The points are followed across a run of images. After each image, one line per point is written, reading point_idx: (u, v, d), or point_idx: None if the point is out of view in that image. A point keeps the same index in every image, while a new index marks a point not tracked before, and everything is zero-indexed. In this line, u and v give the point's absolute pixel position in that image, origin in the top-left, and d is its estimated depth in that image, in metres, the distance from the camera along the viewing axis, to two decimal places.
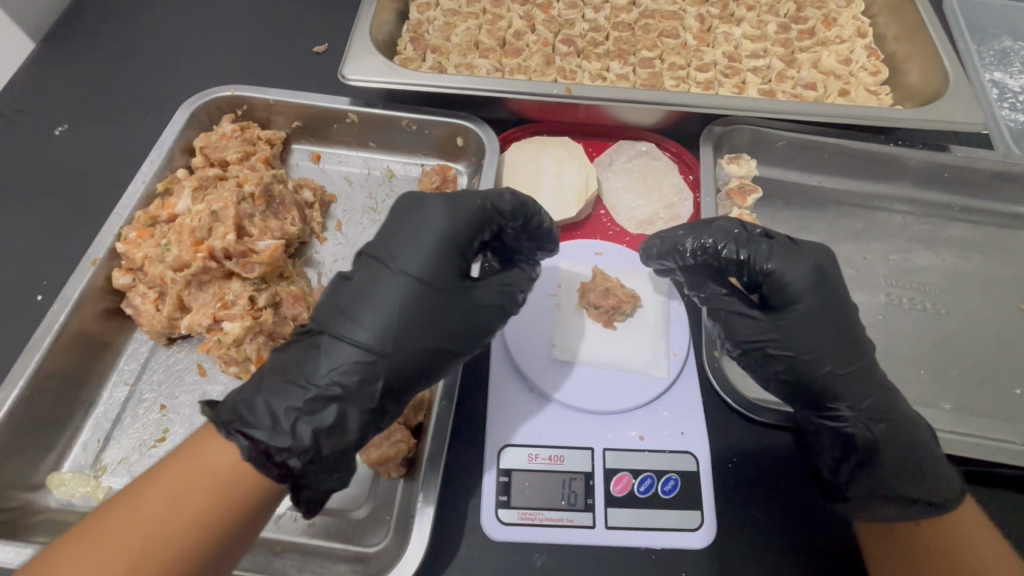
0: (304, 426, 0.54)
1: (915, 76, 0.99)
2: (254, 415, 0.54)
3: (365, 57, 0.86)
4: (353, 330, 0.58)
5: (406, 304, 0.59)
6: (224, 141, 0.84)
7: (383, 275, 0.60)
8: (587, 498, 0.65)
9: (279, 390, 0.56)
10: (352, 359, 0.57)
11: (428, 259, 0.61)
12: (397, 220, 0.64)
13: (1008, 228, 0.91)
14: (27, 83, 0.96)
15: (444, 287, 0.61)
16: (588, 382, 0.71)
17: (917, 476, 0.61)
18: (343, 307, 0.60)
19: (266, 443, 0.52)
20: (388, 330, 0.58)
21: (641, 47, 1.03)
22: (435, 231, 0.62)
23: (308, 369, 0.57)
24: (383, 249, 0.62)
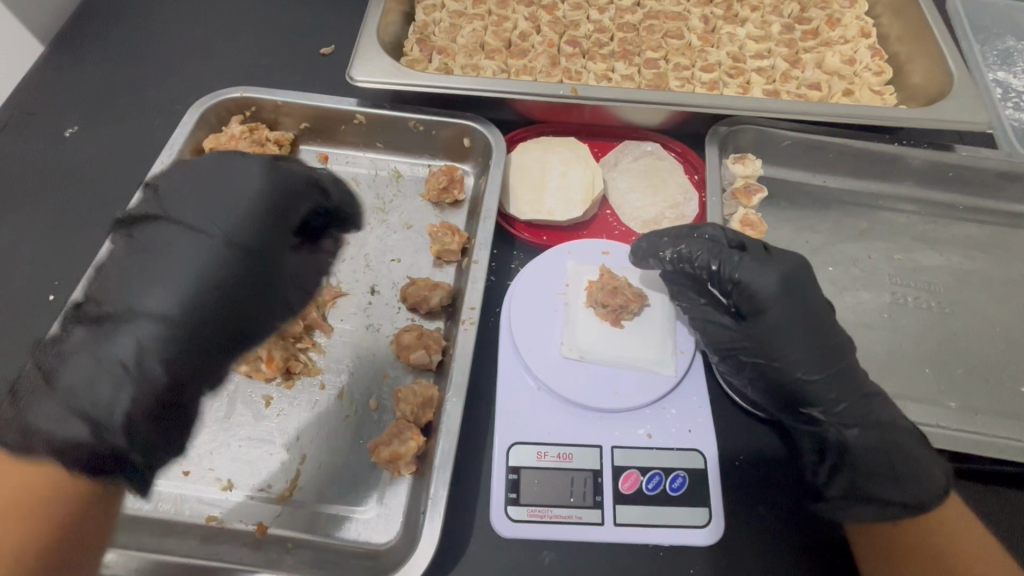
0: (124, 401, 0.55)
1: (918, 76, 0.99)
2: (50, 408, 0.54)
3: (374, 59, 0.87)
4: (150, 297, 0.58)
5: (207, 280, 0.60)
6: (234, 143, 0.85)
7: (178, 232, 0.62)
8: (596, 495, 0.65)
9: (88, 378, 0.55)
10: (150, 337, 0.57)
11: (227, 229, 0.63)
12: (198, 195, 0.65)
13: (1012, 227, 0.91)
14: (37, 85, 0.97)
15: (253, 250, 0.64)
16: (595, 380, 0.71)
17: (892, 478, 0.63)
18: (130, 275, 0.60)
19: (85, 438, 0.53)
20: (187, 300, 0.59)
21: (646, 48, 1.04)
22: (247, 199, 0.66)
23: (113, 353, 0.56)
24: (169, 225, 0.62)
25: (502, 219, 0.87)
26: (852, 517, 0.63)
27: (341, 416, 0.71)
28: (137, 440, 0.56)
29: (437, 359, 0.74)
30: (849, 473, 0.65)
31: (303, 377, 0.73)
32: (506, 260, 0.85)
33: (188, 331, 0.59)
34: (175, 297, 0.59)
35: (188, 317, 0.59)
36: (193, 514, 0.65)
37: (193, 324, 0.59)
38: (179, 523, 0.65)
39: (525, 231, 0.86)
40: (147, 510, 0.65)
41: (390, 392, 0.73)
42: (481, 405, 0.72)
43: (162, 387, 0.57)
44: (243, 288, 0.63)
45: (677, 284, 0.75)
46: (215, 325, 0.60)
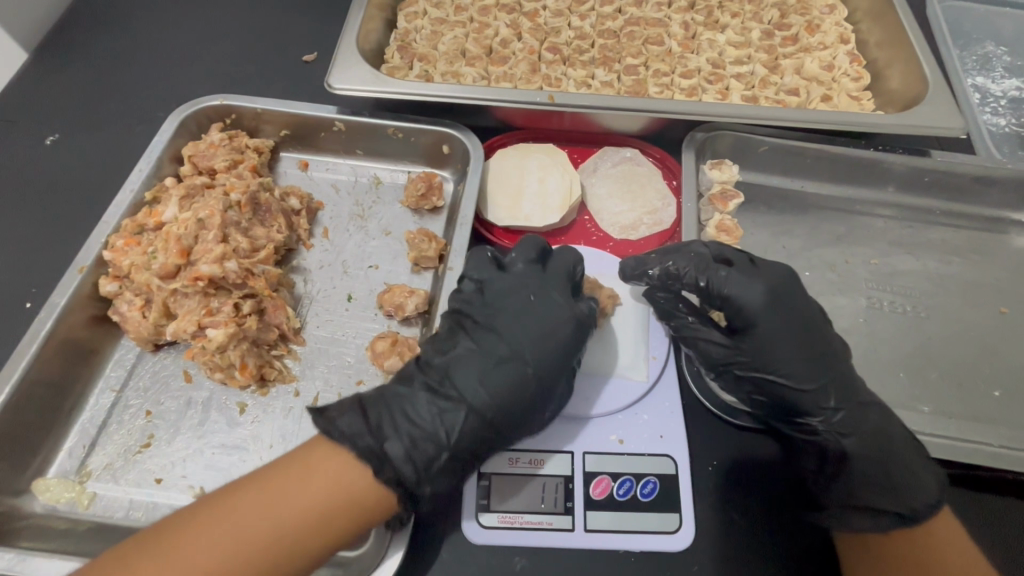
0: (438, 478, 0.59)
1: (895, 82, 1.00)
2: (407, 438, 0.59)
3: (352, 66, 0.87)
4: (474, 390, 0.62)
5: (525, 383, 0.63)
6: (212, 150, 0.86)
7: (500, 343, 0.65)
8: (567, 501, 0.65)
9: (423, 409, 0.61)
10: (479, 427, 0.61)
11: (549, 346, 0.65)
12: (504, 301, 0.69)
13: (989, 231, 0.92)
14: (18, 93, 0.97)
15: (564, 373, 0.66)
16: (570, 387, 0.72)
17: (887, 488, 0.62)
18: (469, 369, 0.63)
19: (411, 489, 0.57)
20: (500, 403, 0.62)
21: (626, 54, 1.05)
22: (564, 326, 0.66)
23: (445, 423, 0.60)
24: (500, 320, 0.67)
25: (479, 226, 0.88)
26: (851, 525, 0.62)
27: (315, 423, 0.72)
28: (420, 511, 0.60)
29: None
30: (852, 481, 0.64)
31: (279, 385, 0.74)
32: None
33: (511, 431, 0.63)
34: (494, 395, 0.62)
35: (502, 423, 0.62)
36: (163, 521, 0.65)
37: (508, 416, 0.62)
38: None
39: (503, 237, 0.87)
40: (117, 518, 0.65)
41: None
42: None
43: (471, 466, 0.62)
44: (543, 393, 0.64)
45: (663, 309, 0.73)
46: (512, 421, 0.63)
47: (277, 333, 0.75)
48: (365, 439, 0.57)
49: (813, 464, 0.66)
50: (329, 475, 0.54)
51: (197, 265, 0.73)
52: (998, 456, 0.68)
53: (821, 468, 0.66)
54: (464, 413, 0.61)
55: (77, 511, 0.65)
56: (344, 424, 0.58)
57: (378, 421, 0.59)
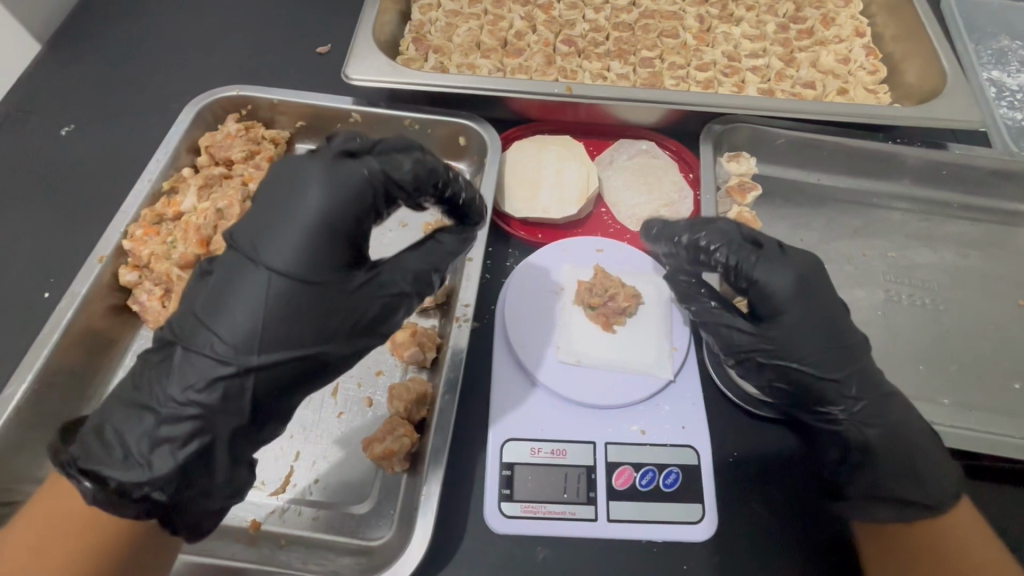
0: (163, 455, 0.52)
1: (912, 75, 1.00)
2: (123, 434, 0.52)
3: (369, 57, 0.87)
4: (206, 333, 0.54)
5: (275, 299, 0.54)
6: (229, 141, 0.85)
7: (249, 269, 0.55)
8: (590, 491, 0.65)
9: (129, 418, 0.53)
10: (210, 371, 0.53)
11: (299, 249, 0.55)
12: (270, 191, 0.58)
13: (1005, 225, 0.92)
14: (32, 84, 0.97)
15: (325, 279, 0.56)
16: (591, 380, 0.72)
17: (910, 479, 0.62)
18: (199, 310, 0.55)
19: (119, 483, 0.50)
20: (250, 328, 0.53)
21: (641, 47, 1.04)
22: (309, 213, 0.55)
23: (161, 389, 0.53)
24: (242, 226, 0.57)
25: (497, 218, 0.87)
26: (876, 516, 0.62)
27: (336, 414, 0.72)
28: (192, 483, 0.54)
29: (431, 356, 0.74)
30: (875, 471, 0.64)
31: None
32: (501, 257, 0.85)
33: (252, 362, 0.53)
34: (248, 325, 0.53)
35: (251, 347, 0.53)
36: None
37: (243, 341, 0.53)
38: None
39: (520, 229, 0.87)
40: None
41: (385, 389, 0.73)
42: (475, 400, 0.72)
43: (226, 422, 0.54)
44: (298, 298, 0.55)
45: (683, 286, 0.73)
46: (290, 353, 0.55)
47: None
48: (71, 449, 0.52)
49: (835, 454, 0.66)
50: (47, 503, 0.52)
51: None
52: (1021, 447, 0.68)
53: (842, 459, 0.66)
54: (181, 360, 0.53)
55: None
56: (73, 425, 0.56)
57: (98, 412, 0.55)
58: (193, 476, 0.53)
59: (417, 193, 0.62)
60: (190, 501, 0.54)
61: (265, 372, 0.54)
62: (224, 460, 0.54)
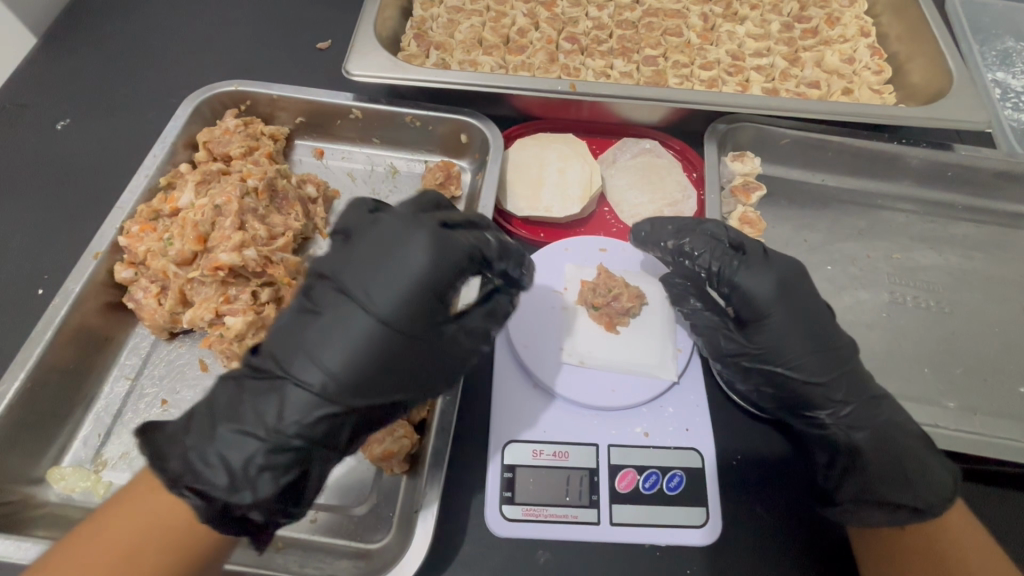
0: (266, 479, 0.51)
1: (917, 75, 0.99)
2: (225, 455, 0.51)
3: (370, 53, 0.86)
4: (309, 367, 0.52)
5: (379, 350, 0.52)
6: (228, 136, 0.84)
7: (357, 316, 0.53)
8: (593, 494, 0.64)
9: (235, 442, 0.51)
10: (317, 409, 0.52)
11: (406, 305, 0.53)
12: (376, 237, 0.55)
13: (1010, 227, 0.91)
14: (27, 78, 0.96)
15: (427, 334, 0.55)
16: (594, 381, 0.71)
17: (901, 482, 0.61)
18: (306, 345, 0.53)
19: (224, 500, 0.50)
20: (352, 375, 0.52)
21: (645, 45, 1.03)
22: (416, 274, 0.53)
23: (266, 414, 0.52)
24: (344, 268, 0.55)
25: (498, 215, 0.86)
26: (872, 518, 0.60)
27: None
28: (289, 507, 0.53)
29: None
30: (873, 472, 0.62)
31: None
32: None
33: (358, 406, 0.53)
34: (353, 374, 0.52)
35: (354, 393, 0.52)
36: None
37: (345, 387, 0.52)
38: None
39: (522, 228, 0.86)
40: None
41: None
42: (476, 402, 0.71)
43: (322, 451, 0.54)
44: (400, 350, 0.53)
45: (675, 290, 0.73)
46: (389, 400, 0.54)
47: None
48: (172, 454, 0.51)
49: (824, 458, 0.65)
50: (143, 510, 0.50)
51: (216, 254, 0.71)
52: None
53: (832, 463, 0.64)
54: (285, 391, 0.52)
55: (93, 500, 0.64)
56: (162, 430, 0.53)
57: (193, 425, 0.53)
58: (292, 498, 0.53)
59: (509, 261, 0.63)
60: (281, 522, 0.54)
61: (364, 413, 0.54)
62: (317, 485, 0.54)
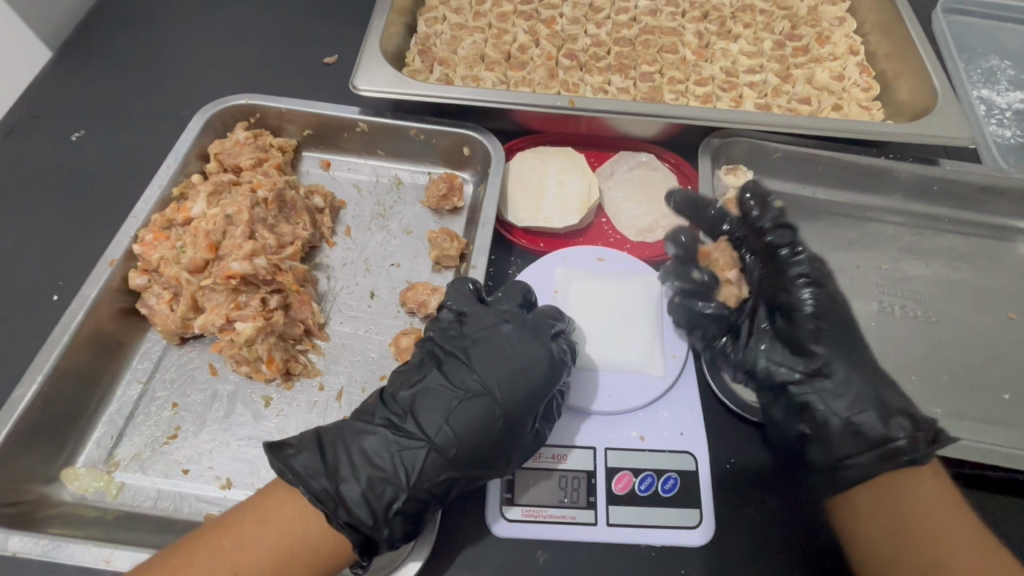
0: (398, 522, 0.58)
1: (904, 92, 1.03)
2: (370, 494, 0.58)
3: (376, 68, 0.89)
4: (444, 436, 0.60)
5: (498, 433, 0.61)
6: (238, 148, 0.87)
7: (486, 400, 0.62)
8: (589, 496, 0.66)
9: (376, 486, 0.58)
10: (445, 473, 0.60)
11: (528, 400, 0.63)
12: (504, 336, 0.67)
13: (995, 239, 0.94)
14: (44, 91, 0.99)
15: (530, 425, 0.64)
16: (590, 384, 0.73)
17: (875, 443, 0.65)
18: (443, 415, 0.61)
19: (367, 534, 0.56)
20: (477, 450, 0.61)
21: (642, 61, 1.07)
22: (538, 374, 0.64)
23: (407, 467, 0.59)
24: (476, 353, 0.66)
25: (500, 226, 0.89)
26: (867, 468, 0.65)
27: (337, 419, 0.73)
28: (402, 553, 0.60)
29: None
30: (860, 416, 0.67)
31: (303, 378, 0.75)
32: (503, 265, 0.87)
33: (472, 477, 0.61)
34: (477, 449, 0.61)
35: (474, 465, 0.61)
36: (193, 512, 0.65)
37: (468, 458, 0.60)
38: (180, 520, 0.65)
39: (523, 238, 0.89)
40: (146, 508, 0.66)
41: None
42: None
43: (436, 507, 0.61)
44: (512, 436, 0.62)
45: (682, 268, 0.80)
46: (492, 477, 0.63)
47: (302, 328, 0.76)
48: (319, 481, 0.57)
49: (806, 427, 0.68)
50: (294, 521, 0.57)
51: (227, 262, 0.73)
52: (1011, 457, 0.70)
53: (812, 425, 0.68)
54: (425, 451, 0.60)
55: (106, 499, 0.66)
56: (303, 460, 0.58)
57: (335, 462, 0.59)
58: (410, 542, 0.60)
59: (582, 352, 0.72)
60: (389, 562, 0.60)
61: (471, 485, 0.62)
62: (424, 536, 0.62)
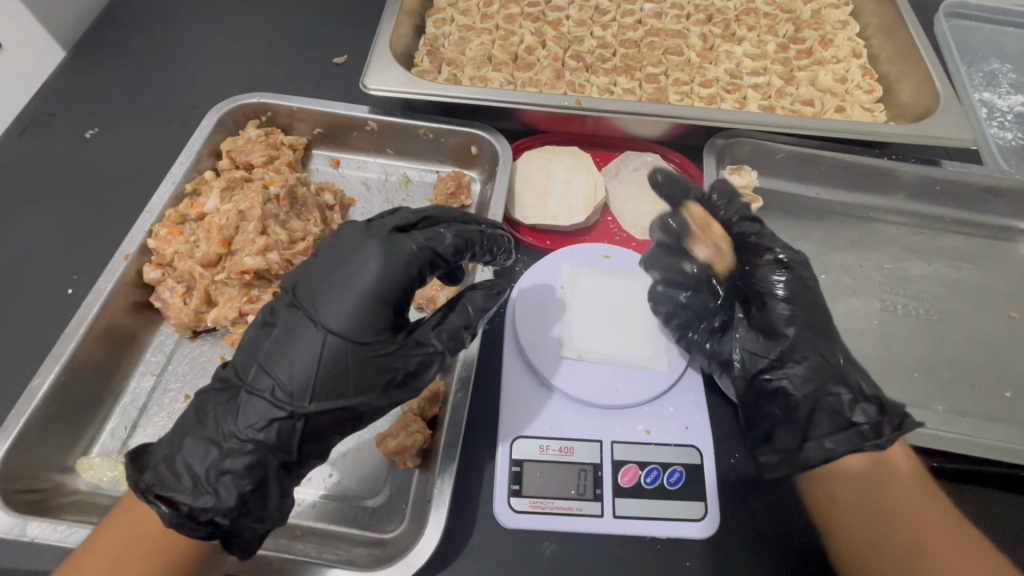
0: (225, 484, 0.53)
1: (907, 95, 1.04)
2: (192, 459, 0.53)
3: (387, 68, 0.90)
4: (264, 378, 0.55)
5: (329, 358, 0.55)
6: (250, 146, 0.88)
7: (308, 328, 0.56)
8: (596, 488, 0.67)
9: (196, 450, 0.54)
10: (269, 413, 0.54)
11: (352, 314, 0.56)
12: (329, 256, 0.59)
13: (996, 240, 0.95)
14: (59, 90, 1.01)
15: (373, 340, 0.56)
16: (596, 378, 0.74)
17: (842, 424, 0.64)
18: (262, 356, 0.56)
19: (189, 505, 0.52)
20: (309, 380, 0.54)
21: (647, 63, 1.08)
22: (362, 284, 0.56)
23: (224, 421, 0.54)
24: (301, 283, 0.58)
25: (507, 223, 0.91)
26: (832, 451, 0.62)
27: None
28: (250, 511, 0.54)
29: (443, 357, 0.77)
30: (820, 397, 0.65)
31: None
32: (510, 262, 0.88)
33: (307, 408, 0.54)
34: (308, 379, 0.54)
35: (311, 397, 0.54)
36: None
37: (298, 392, 0.54)
38: None
39: (528, 236, 0.90)
40: None
41: None
42: (487, 401, 0.75)
43: (277, 456, 0.55)
44: (346, 355, 0.55)
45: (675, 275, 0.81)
46: (339, 403, 0.55)
47: None
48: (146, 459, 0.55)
49: (775, 410, 0.67)
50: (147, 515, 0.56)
51: (241, 258, 0.75)
52: (1013, 453, 0.71)
53: (780, 409, 0.66)
54: (241, 398, 0.55)
55: (120, 488, 0.67)
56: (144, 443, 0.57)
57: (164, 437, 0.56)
58: (250, 508, 0.54)
59: (458, 256, 0.63)
60: (248, 524, 0.54)
61: (317, 418, 0.55)
62: (275, 489, 0.55)
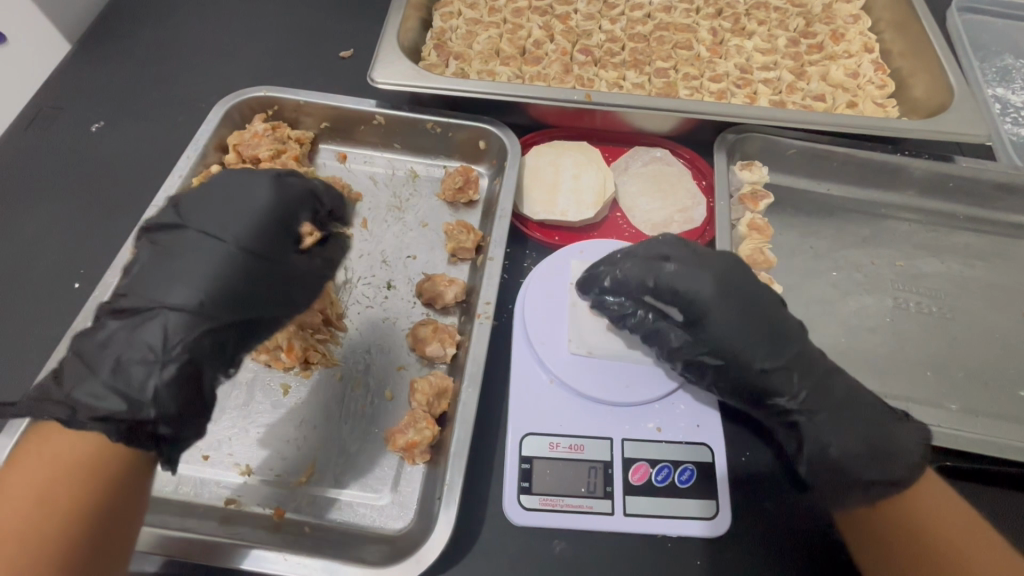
0: (166, 393, 0.53)
1: (919, 90, 1.03)
2: (122, 379, 0.52)
3: (394, 61, 0.89)
4: (180, 293, 0.55)
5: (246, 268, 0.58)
6: (257, 140, 0.88)
7: (214, 245, 0.58)
8: (607, 486, 0.67)
9: (121, 371, 0.52)
10: (197, 323, 0.55)
11: (258, 228, 0.60)
12: (218, 189, 0.62)
13: (1009, 237, 0.94)
14: (64, 83, 1.00)
15: (282, 255, 0.61)
16: (606, 375, 0.73)
17: (873, 461, 0.64)
18: (166, 278, 0.56)
19: (132, 418, 0.51)
20: (224, 290, 0.56)
21: (656, 57, 1.07)
22: (259, 208, 0.61)
23: (148, 340, 0.53)
24: (190, 214, 0.60)
25: (515, 218, 0.90)
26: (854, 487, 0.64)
27: (360, 407, 0.73)
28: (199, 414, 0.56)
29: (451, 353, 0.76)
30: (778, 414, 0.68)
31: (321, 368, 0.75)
32: (519, 258, 0.87)
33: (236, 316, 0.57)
34: (232, 285, 0.57)
35: (230, 305, 0.57)
36: (213, 496, 0.67)
37: (223, 300, 0.56)
38: (200, 505, 0.67)
39: (537, 231, 0.89)
40: (170, 493, 0.67)
41: (406, 382, 0.75)
42: (496, 397, 0.74)
43: (215, 364, 0.57)
44: (262, 266, 0.60)
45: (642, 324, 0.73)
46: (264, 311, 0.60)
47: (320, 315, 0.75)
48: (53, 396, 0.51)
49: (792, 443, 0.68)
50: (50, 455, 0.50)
51: None
52: None
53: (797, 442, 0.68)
54: (155, 319, 0.54)
55: None
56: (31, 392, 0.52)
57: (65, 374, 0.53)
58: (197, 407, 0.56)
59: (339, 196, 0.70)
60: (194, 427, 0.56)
61: (246, 325, 0.59)
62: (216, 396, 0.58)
